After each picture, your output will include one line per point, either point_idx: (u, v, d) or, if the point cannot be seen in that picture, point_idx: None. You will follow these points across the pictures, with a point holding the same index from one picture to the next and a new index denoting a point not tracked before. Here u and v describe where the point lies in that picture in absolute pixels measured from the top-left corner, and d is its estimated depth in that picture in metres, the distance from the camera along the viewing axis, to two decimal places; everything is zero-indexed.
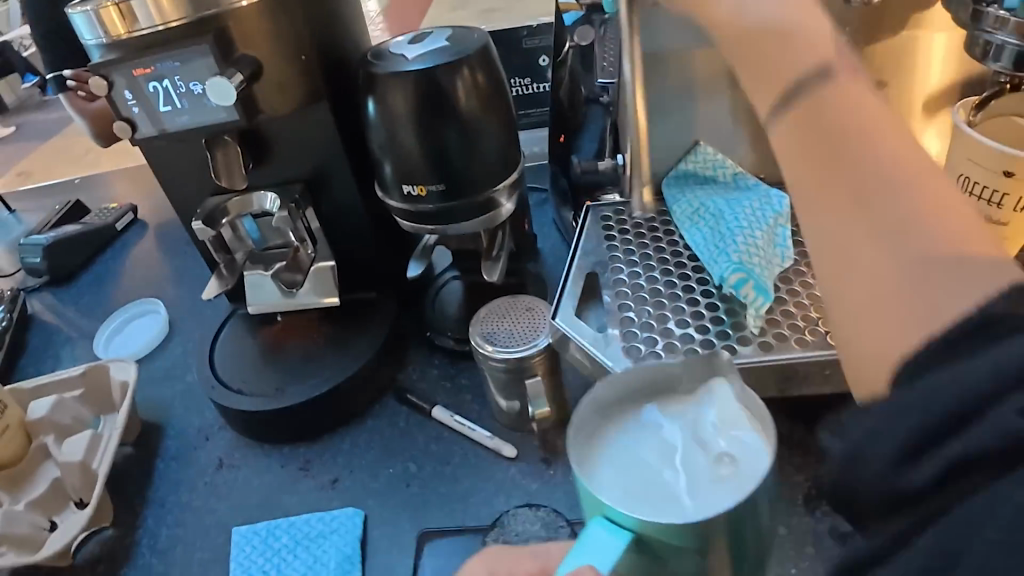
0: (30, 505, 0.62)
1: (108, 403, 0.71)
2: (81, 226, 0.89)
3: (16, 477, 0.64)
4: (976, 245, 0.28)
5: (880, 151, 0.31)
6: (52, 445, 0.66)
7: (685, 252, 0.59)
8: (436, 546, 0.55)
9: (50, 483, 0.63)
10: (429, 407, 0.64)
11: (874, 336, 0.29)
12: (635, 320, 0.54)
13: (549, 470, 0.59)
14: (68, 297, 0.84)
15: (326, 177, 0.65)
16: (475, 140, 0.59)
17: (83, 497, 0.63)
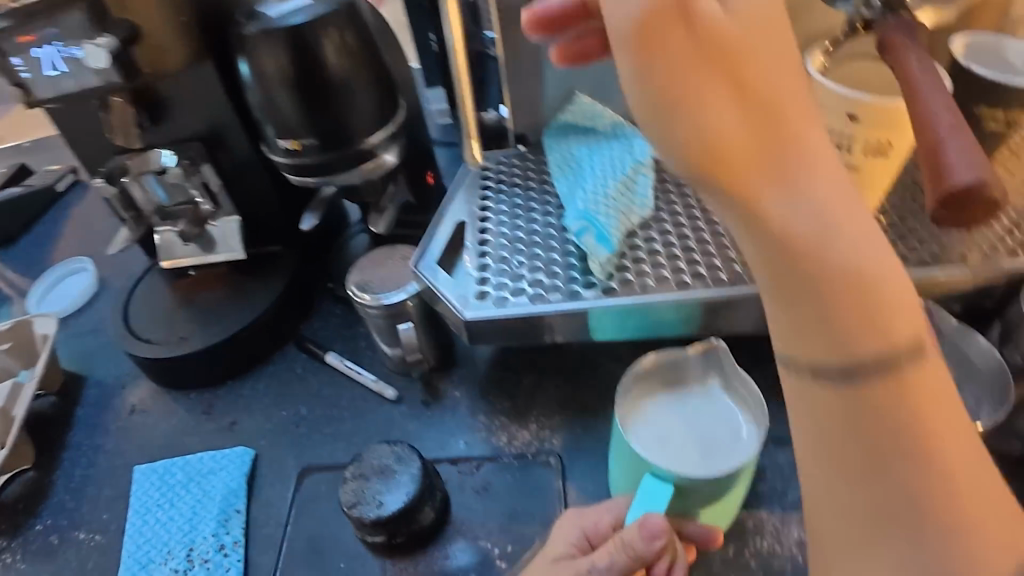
0: None
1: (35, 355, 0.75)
2: (22, 189, 0.92)
3: None
4: (859, 189, 0.28)
5: (775, 84, 0.26)
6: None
7: (553, 201, 0.60)
8: (313, 482, 0.59)
9: None
10: (323, 354, 0.67)
11: (807, 297, 0.27)
12: (490, 267, 0.56)
13: (426, 411, 0.62)
14: (6, 257, 0.88)
15: (220, 136, 0.68)
16: (347, 94, 0.61)
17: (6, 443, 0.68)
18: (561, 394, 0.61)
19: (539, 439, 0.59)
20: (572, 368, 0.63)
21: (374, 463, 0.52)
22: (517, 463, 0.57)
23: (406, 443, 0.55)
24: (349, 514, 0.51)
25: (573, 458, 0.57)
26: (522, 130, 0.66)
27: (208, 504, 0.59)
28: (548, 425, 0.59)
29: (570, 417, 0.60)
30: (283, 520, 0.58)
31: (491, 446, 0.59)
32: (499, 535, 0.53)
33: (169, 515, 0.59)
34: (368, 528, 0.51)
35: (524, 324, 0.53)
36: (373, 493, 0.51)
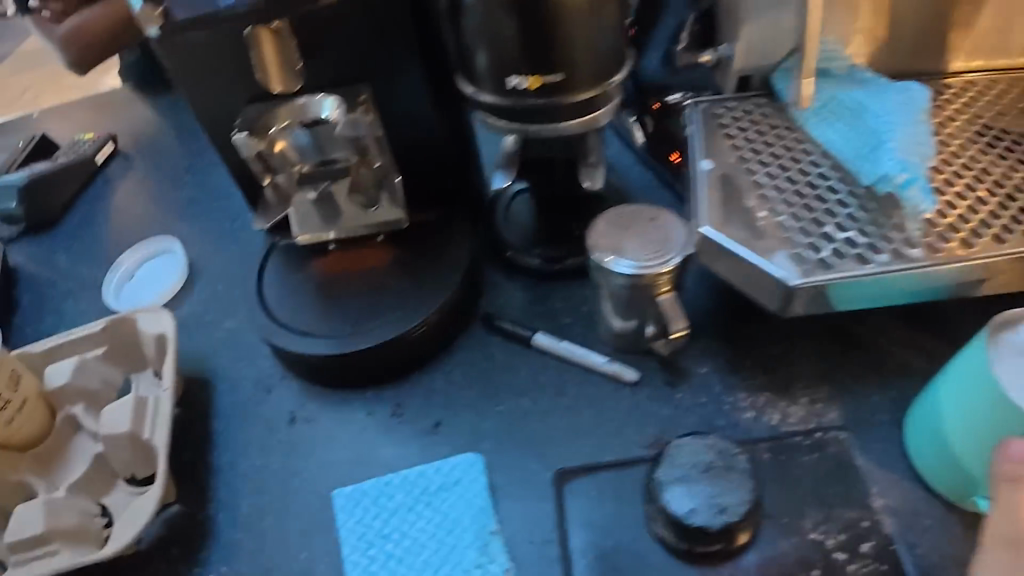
0: (72, 489, 0.56)
1: (137, 359, 0.62)
2: (58, 161, 0.76)
3: (48, 456, 0.59)
4: None
5: None
6: (83, 416, 0.59)
7: (816, 151, 0.53)
8: (577, 488, 0.51)
9: (92, 462, 0.57)
10: (530, 335, 0.57)
11: None
12: (791, 226, 0.48)
13: (676, 393, 0.54)
14: (54, 244, 0.73)
15: (384, 76, 0.54)
16: (588, 22, 0.49)
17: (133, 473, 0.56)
18: (826, 363, 0.55)
19: (815, 414, 0.53)
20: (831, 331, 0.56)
21: (691, 462, 0.46)
22: (807, 443, 0.52)
23: (711, 434, 0.48)
24: (687, 524, 0.44)
25: (864, 434, 0.52)
26: (747, 71, 0.56)
27: (454, 527, 0.49)
28: (819, 398, 0.53)
29: (841, 386, 0.54)
30: (550, 535, 0.49)
31: (767, 427, 0.53)
32: (823, 525, 0.48)
33: (405, 546, 0.49)
34: (704, 536, 0.45)
35: (851, 289, 0.46)
36: (707, 496, 0.45)
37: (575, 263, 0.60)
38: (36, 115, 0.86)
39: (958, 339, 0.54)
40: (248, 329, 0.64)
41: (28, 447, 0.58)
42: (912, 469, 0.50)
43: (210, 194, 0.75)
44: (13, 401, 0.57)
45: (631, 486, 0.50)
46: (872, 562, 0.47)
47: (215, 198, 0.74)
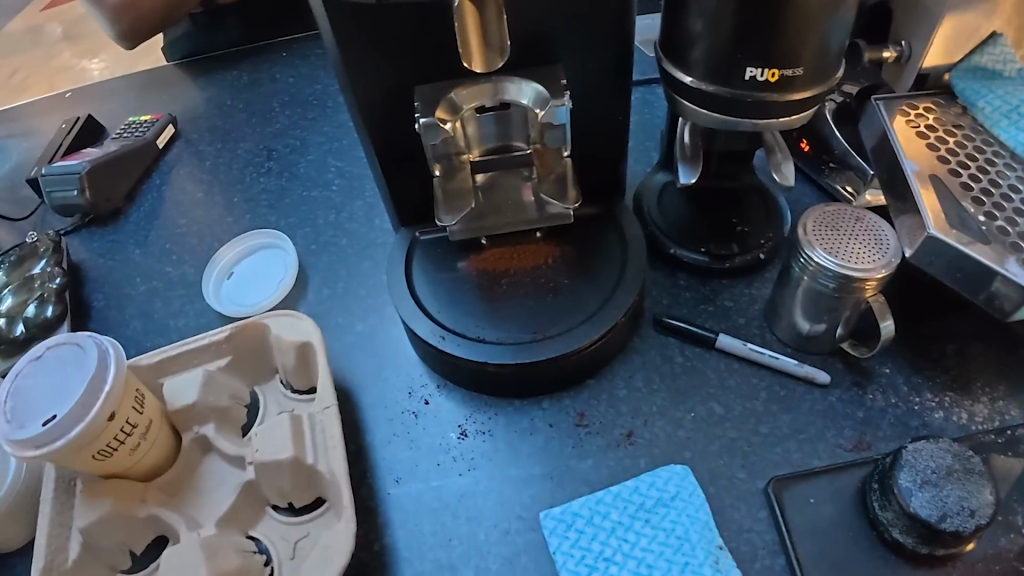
0: (219, 524, 0.49)
1: (264, 369, 0.56)
2: (114, 144, 0.67)
3: (174, 485, 0.51)
4: None
5: None
6: (217, 438, 0.52)
7: (1006, 153, 0.54)
8: (795, 496, 0.49)
9: (238, 491, 0.50)
10: (713, 337, 0.55)
11: None
12: (1010, 231, 0.49)
13: (866, 394, 0.54)
14: (123, 237, 0.64)
15: (580, 57, 0.51)
16: (833, 15, 0.46)
17: (288, 501, 0.50)
18: (998, 358, 0.56)
19: (1000, 412, 0.54)
20: (998, 328, 0.57)
21: (932, 467, 0.46)
22: (1000, 441, 0.52)
23: (937, 438, 0.48)
24: (939, 529, 0.44)
25: None
26: (927, 70, 0.56)
27: (682, 545, 0.47)
28: (999, 395, 0.54)
29: (1017, 383, 0.55)
30: (774, 546, 0.48)
31: (958, 426, 0.53)
32: None
33: (633, 571, 0.46)
34: (955, 540, 0.45)
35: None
36: (956, 500, 0.45)
37: (745, 260, 0.58)
38: (70, 93, 0.76)
39: None
40: (384, 333, 0.58)
41: (151, 476, 0.51)
42: None
43: (300, 179, 0.67)
44: (140, 424, 0.49)
45: (850, 491, 0.49)
46: None
47: (308, 184, 0.67)
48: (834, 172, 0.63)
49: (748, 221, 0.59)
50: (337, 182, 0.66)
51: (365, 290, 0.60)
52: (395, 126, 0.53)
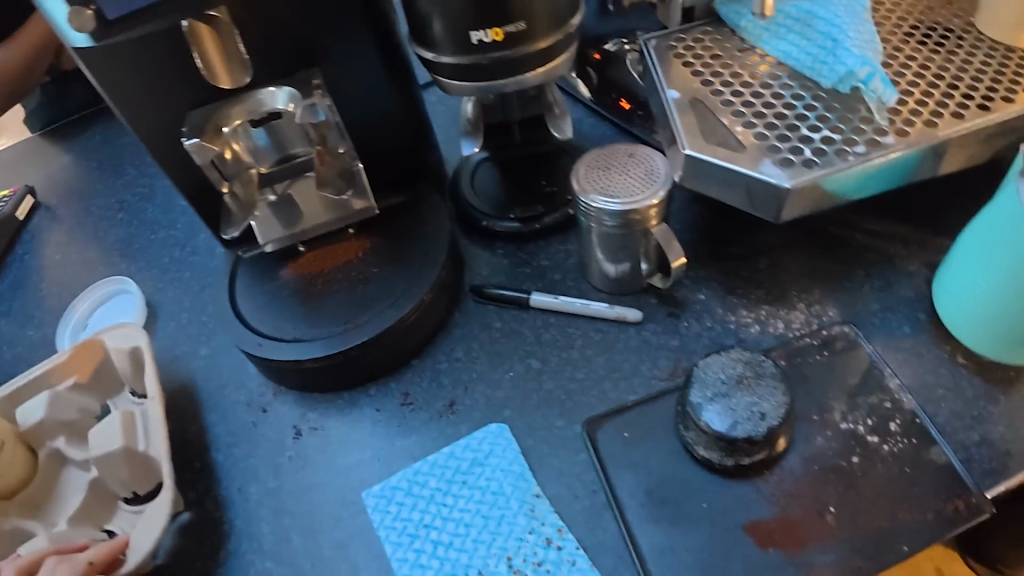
0: (72, 521, 0.52)
1: (112, 384, 0.58)
2: None
3: (37, 499, 0.54)
4: None
5: None
6: (68, 449, 0.54)
7: (772, 66, 0.55)
8: (608, 434, 0.50)
9: (87, 489, 0.52)
10: (526, 297, 0.56)
11: None
12: (769, 135, 0.50)
13: (681, 323, 0.55)
14: None
15: (334, 59, 0.52)
16: None
17: (133, 491, 0.53)
18: (813, 265, 0.57)
19: (816, 316, 0.54)
20: (812, 235, 0.59)
21: (721, 378, 0.45)
22: (814, 342, 0.53)
23: (732, 349, 0.48)
24: (731, 438, 0.44)
25: (864, 325, 0.54)
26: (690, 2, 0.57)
27: (497, 499, 0.48)
28: (815, 300, 0.55)
29: (832, 286, 0.56)
30: (594, 485, 0.48)
31: (774, 336, 0.54)
32: (851, 413, 0.49)
33: (451, 533, 0.47)
34: (752, 446, 0.45)
35: (840, 183, 0.48)
36: (746, 406, 0.44)
37: (555, 219, 0.60)
38: None
39: (935, 223, 0.58)
40: (226, 354, 0.60)
41: (12, 493, 0.53)
42: (913, 348, 0.53)
43: (149, 224, 0.70)
44: None
45: (661, 419, 0.50)
46: (902, 439, 0.48)
47: (155, 228, 0.70)
48: (643, 121, 0.65)
49: (556, 181, 0.61)
50: (181, 221, 0.70)
51: (209, 316, 0.63)
52: (179, 156, 0.55)
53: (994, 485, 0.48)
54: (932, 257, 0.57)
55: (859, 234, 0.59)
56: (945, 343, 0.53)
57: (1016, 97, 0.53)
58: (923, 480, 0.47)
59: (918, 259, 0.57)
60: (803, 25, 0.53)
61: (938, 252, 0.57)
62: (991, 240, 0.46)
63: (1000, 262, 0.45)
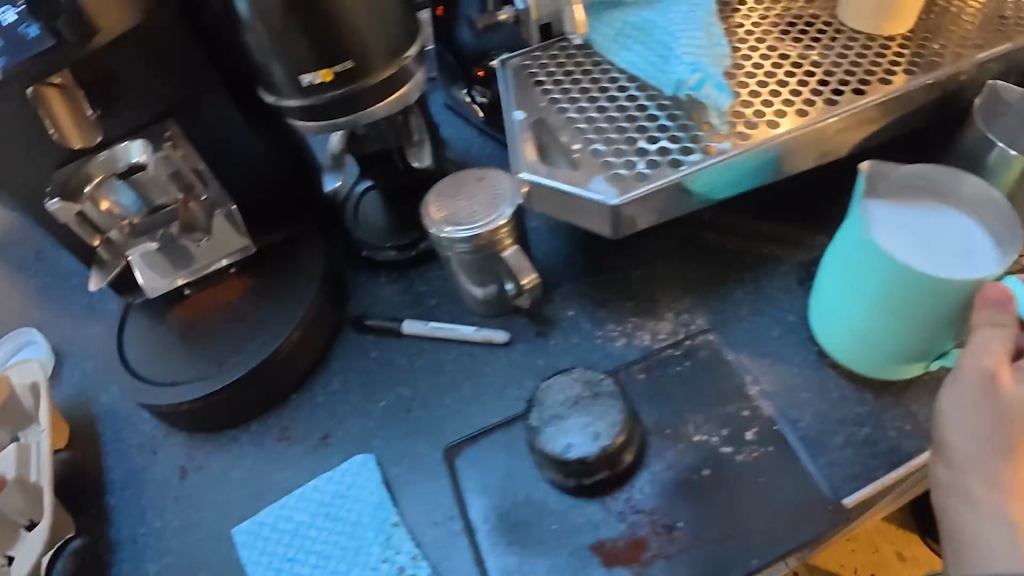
0: None
1: (19, 418, 0.57)
2: None
3: None
4: None
5: None
6: None
7: (621, 77, 0.54)
8: (467, 459, 0.50)
9: None
10: (398, 325, 0.57)
11: None
12: (604, 150, 0.49)
13: (548, 341, 0.55)
14: None
15: (191, 114, 0.53)
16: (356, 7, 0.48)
17: (31, 519, 0.54)
18: (686, 273, 0.57)
19: (684, 325, 0.54)
20: (688, 241, 0.58)
21: (559, 401, 0.45)
22: (678, 352, 0.52)
23: (576, 368, 0.48)
24: (565, 460, 0.44)
25: (732, 331, 0.53)
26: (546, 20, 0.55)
27: (356, 530, 0.49)
28: (684, 308, 0.55)
29: (703, 293, 0.55)
30: (452, 511, 0.49)
31: (639, 348, 0.53)
32: (706, 425, 0.48)
33: (312, 566, 0.48)
34: (589, 467, 0.44)
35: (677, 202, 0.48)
36: (580, 428, 0.44)
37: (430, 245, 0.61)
38: None
39: (811, 220, 0.58)
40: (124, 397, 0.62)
41: None
42: (780, 351, 0.52)
43: (61, 271, 0.72)
44: None
45: (519, 441, 0.50)
46: (757, 448, 0.47)
47: (67, 275, 0.72)
48: None
49: None
50: None
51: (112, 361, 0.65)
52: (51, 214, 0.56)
53: (855, 489, 0.47)
54: (807, 254, 0.56)
55: (736, 237, 0.58)
56: (814, 345, 0.52)
57: (868, 90, 0.52)
58: (776, 489, 0.46)
59: (793, 259, 0.56)
60: (648, 37, 0.53)
61: (814, 249, 0.56)
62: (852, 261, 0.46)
63: (867, 282, 0.45)
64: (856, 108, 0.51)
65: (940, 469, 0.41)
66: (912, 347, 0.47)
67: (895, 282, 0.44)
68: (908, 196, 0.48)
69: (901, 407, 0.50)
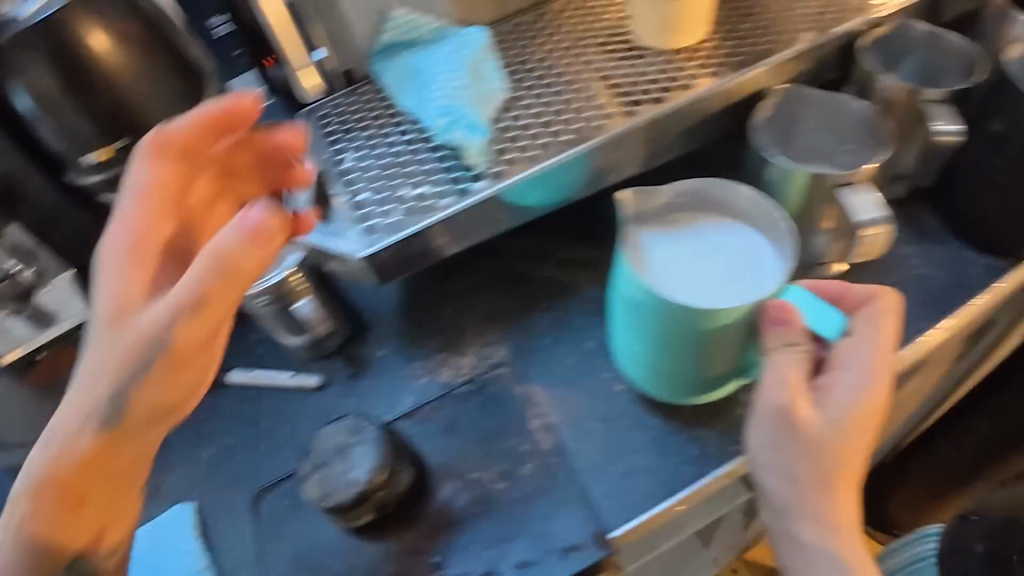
0: None
1: None
2: None
3: None
4: None
5: None
6: None
7: (402, 119, 0.55)
8: (270, 505, 0.52)
9: None
10: (222, 375, 0.59)
11: None
12: (365, 199, 0.50)
13: (356, 382, 0.56)
14: None
15: (9, 206, 0.53)
16: (131, 83, 0.49)
17: None
18: (494, 304, 0.57)
19: (484, 358, 0.55)
20: (502, 271, 0.59)
21: (328, 448, 0.47)
22: (472, 388, 0.53)
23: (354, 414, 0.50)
24: (323, 506, 0.46)
25: (528, 363, 0.54)
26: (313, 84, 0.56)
27: None
28: (486, 341, 0.56)
29: (507, 324, 0.56)
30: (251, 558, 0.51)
31: (439, 385, 0.54)
32: (484, 461, 0.50)
33: None
34: (350, 511, 0.46)
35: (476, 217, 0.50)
36: (341, 473, 0.46)
37: None
38: None
39: None
40: None
41: None
42: (571, 380, 0.53)
43: None
44: None
45: None
46: (531, 482, 0.49)
47: None
48: None
49: None
50: None
51: None
52: None
53: (627, 519, 0.47)
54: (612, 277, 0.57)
55: (549, 264, 0.58)
56: (606, 372, 0.53)
57: (640, 109, 0.52)
58: (546, 523, 0.47)
59: (599, 284, 0.57)
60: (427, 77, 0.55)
61: None
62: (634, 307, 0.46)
63: (656, 323, 0.45)
64: (624, 129, 0.51)
65: (761, 491, 0.45)
66: (710, 371, 0.48)
67: (682, 322, 0.44)
68: (681, 213, 0.48)
69: (685, 430, 0.50)
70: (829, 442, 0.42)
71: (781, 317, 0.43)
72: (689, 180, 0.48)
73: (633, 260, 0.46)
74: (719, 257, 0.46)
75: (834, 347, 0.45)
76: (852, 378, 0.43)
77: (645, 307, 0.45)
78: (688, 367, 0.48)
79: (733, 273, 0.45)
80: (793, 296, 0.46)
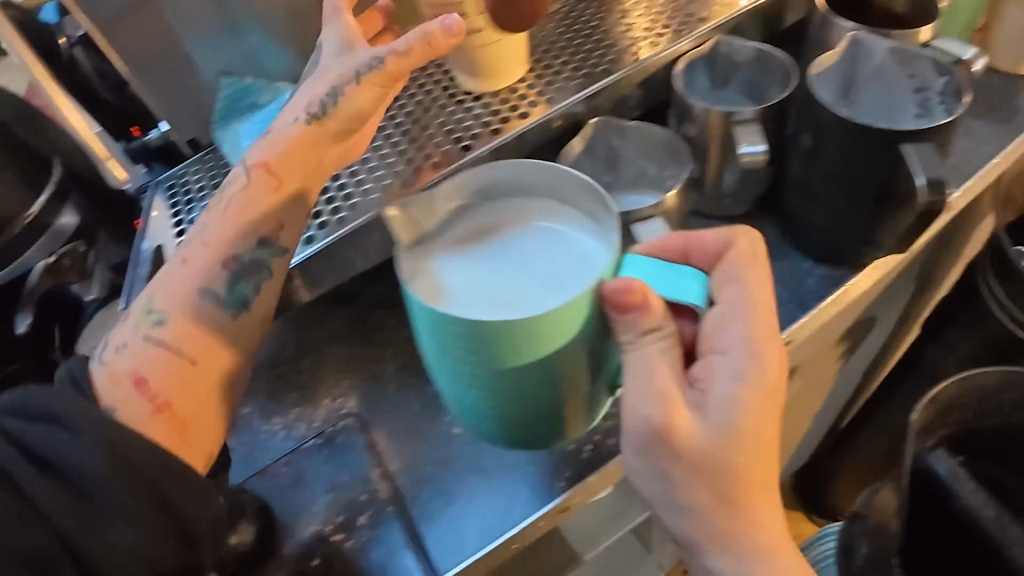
0: None
1: None
2: None
3: None
4: None
5: None
6: None
7: None
8: None
9: None
10: None
11: None
12: None
13: None
14: None
15: None
16: None
17: None
18: (348, 354, 0.59)
19: (336, 410, 0.57)
20: (358, 321, 0.61)
21: None
22: (321, 441, 0.55)
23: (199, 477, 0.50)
24: None
25: (376, 411, 0.56)
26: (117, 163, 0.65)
27: None
28: (339, 393, 0.57)
29: (359, 374, 0.58)
30: None
31: (295, 439, 0.56)
32: (326, 515, 0.52)
33: None
34: None
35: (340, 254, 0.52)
36: None
37: None
38: None
39: None
40: None
41: None
42: (413, 426, 0.54)
43: None
44: None
45: None
46: (368, 531, 0.50)
47: None
48: None
49: None
50: None
51: None
52: None
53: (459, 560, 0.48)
54: None
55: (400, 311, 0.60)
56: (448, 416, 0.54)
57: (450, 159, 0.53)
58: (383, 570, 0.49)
59: None
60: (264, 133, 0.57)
61: None
62: (457, 356, 0.40)
63: (484, 352, 0.39)
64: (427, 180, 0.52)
65: (667, 520, 0.42)
66: (562, 385, 0.42)
67: (526, 345, 0.38)
68: (477, 220, 0.44)
69: (519, 468, 0.52)
70: (724, 442, 0.39)
71: (625, 303, 0.37)
72: (468, 174, 0.44)
73: (448, 295, 0.39)
74: (530, 257, 0.41)
75: (704, 321, 0.41)
76: (726, 379, 0.40)
77: (466, 340, 0.39)
78: (538, 386, 0.41)
79: (544, 266, 0.40)
80: (631, 269, 0.40)
